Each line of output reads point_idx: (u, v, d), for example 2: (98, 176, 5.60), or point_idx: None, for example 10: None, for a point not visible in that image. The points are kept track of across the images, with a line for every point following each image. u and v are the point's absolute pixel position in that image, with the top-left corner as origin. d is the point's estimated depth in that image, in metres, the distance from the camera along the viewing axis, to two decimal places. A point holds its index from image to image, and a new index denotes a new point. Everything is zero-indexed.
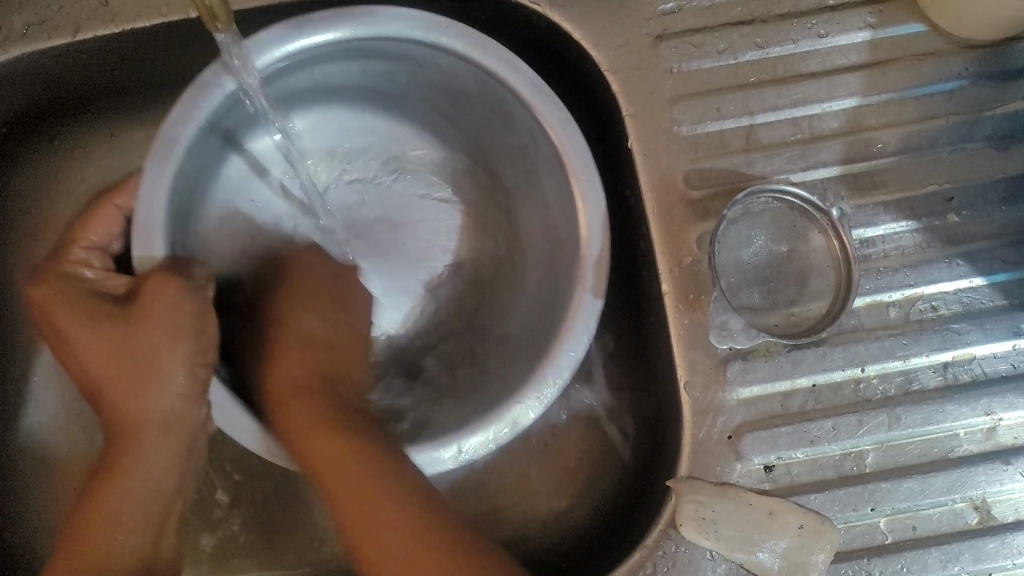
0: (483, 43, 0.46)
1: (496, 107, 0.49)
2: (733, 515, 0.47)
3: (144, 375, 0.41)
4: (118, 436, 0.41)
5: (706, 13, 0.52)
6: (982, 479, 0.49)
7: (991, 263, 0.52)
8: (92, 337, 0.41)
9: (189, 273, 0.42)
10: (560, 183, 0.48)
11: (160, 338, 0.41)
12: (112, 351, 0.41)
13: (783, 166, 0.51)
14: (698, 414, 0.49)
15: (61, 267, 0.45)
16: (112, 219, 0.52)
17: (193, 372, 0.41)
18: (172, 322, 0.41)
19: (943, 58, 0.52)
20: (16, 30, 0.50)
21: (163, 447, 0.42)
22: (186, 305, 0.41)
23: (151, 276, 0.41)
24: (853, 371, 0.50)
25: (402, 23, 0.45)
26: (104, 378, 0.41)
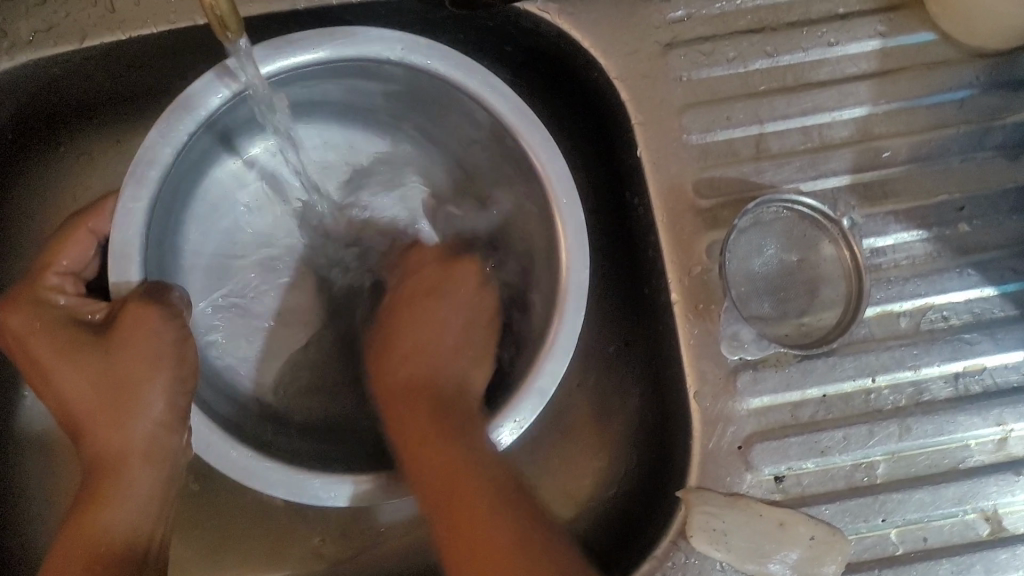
0: (469, 67, 0.46)
1: (485, 128, 0.49)
2: (744, 526, 0.47)
3: (125, 402, 0.42)
4: (101, 468, 0.43)
5: (716, 20, 0.52)
6: (993, 490, 0.49)
7: (1002, 273, 0.51)
8: (71, 370, 0.42)
9: (165, 300, 0.43)
10: (542, 206, 0.48)
11: (140, 368, 0.42)
12: (94, 383, 0.42)
13: (793, 175, 0.51)
14: (708, 424, 0.48)
15: (35, 293, 0.45)
16: (84, 243, 0.48)
17: (172, 401, 0.43)
18: (150, 352, 0.42)
19: (954, 67, 0.52)
20: (22, 36, 0.50)
21: (147, 475, 0.43)
22: (163, 335, 0.43)
23: (129, 307, 0.42)
24: (864, 381, 0.49)
25: (381, 42, 0.45)
26: (85, 411, 0.42)
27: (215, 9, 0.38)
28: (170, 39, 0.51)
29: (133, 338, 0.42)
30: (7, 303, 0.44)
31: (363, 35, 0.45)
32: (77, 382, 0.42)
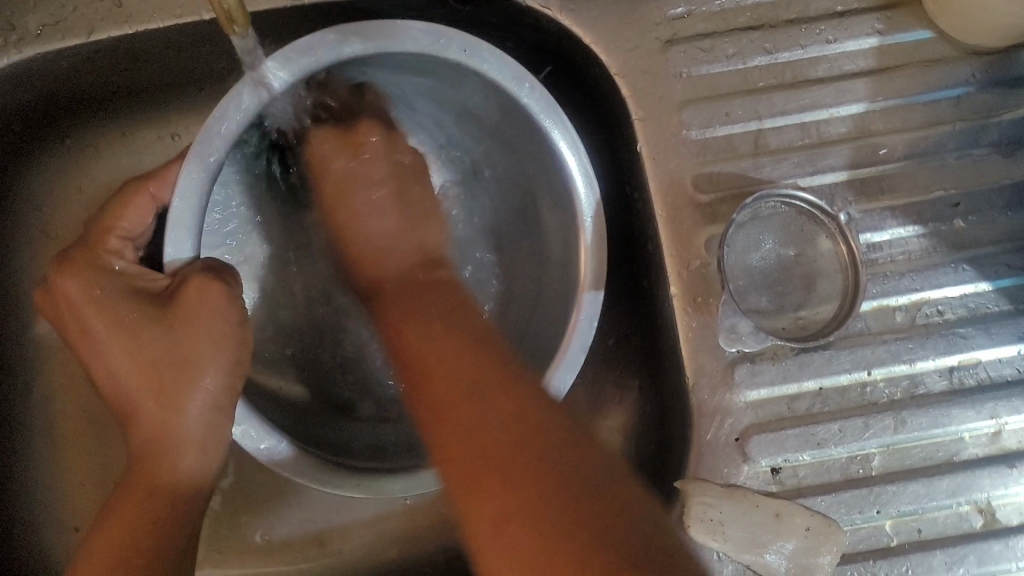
0: (522, 77, 0.46)
1: (523, 128, 0.49)
2: (741, 516, 0.47)
3: (182, 379, 0.43)
4: (150, 447, 0.43)
5: (715, 17, 0.52)
6: (986, 483, 0.50)
7: (997, 268, 0.52)
8: (127, 344, 0.43)
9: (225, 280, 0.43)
10: (562, 203, 0.49)
11: (201, 346, 0.43)
12: (150, 357, 0.42)
13: (791, 171, 0.52)
14: (706, 416, 0.49)
15: (93, 256, 0.45)
16: (145, 206, 0.47)
17: (227, 382, 0.44)
18: (211, 330, 0.43)
19: (950, 64, 0.53)
20: (31, 30, 0.50)
21: (193, 457, 0.44)
22: (226, 313, 0.43)
23: (190, 282, 0.42)
24: (859, 374, 0.50)
25: (436, 41, 0.44)
26: (140, 385, 0.43)
27: (222, 4, 0.38)
28: (179, 33, 0.52)
29: (196, 315, 0.42)
30: (65, 266, 0.44)
31: (410, 35, 0.44)
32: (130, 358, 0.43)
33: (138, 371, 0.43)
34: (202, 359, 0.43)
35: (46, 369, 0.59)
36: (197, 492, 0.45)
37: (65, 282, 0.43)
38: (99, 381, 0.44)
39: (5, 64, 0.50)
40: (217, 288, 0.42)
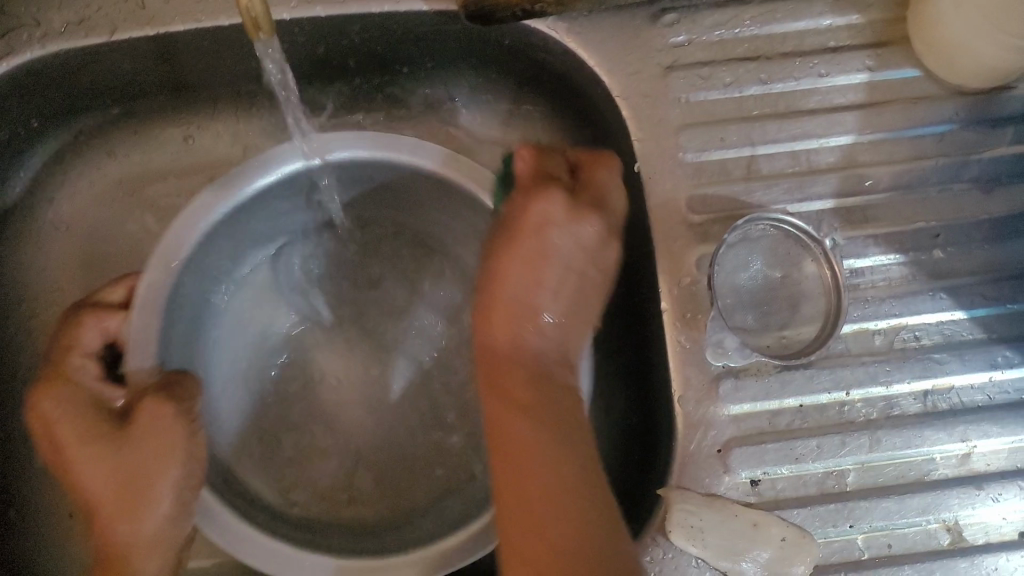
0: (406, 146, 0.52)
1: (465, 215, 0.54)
2: (721, 525, 0.49)
3: (138, 493, 0.45)
4: (106, 561, 0.45)
5: (714, 47, 0.55)
6: (954, 502, 0.52)
7: (972, 298, 0.54)
8: (94, 464, 0.45)
9: (177, 390, 0.47)
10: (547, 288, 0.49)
11: (151, 460, 0.45)
12: (115, 474, 0.45)
13: (780, 197, 0.54)
14: (690, 427, 0.51)
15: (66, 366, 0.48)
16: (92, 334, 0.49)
17: (177, 496, 0.45)
18: (162, 447, 0.45)
19: (935, 102, 0.55)
20: (55, 27, 0.52)
21: (149, 572, 0.46)
22: (175, 428, 0.46)
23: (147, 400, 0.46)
24: (838, 394, 0.52)
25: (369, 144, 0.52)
26: (105, 501, 0.45)
27: (251, 12, 0.41)
28: (200, 37, 0.54)
29: (149, 438, 0.45)
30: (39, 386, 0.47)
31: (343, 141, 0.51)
32: (105, 472, 0.45)
33: (157, 489, 0.45)
34: (159, 477, 0.45)
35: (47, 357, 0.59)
36: None
37: (45, 404, 0.47)
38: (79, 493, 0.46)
39: (28, 58, 0.52)
40: (168, 404, 0.46)
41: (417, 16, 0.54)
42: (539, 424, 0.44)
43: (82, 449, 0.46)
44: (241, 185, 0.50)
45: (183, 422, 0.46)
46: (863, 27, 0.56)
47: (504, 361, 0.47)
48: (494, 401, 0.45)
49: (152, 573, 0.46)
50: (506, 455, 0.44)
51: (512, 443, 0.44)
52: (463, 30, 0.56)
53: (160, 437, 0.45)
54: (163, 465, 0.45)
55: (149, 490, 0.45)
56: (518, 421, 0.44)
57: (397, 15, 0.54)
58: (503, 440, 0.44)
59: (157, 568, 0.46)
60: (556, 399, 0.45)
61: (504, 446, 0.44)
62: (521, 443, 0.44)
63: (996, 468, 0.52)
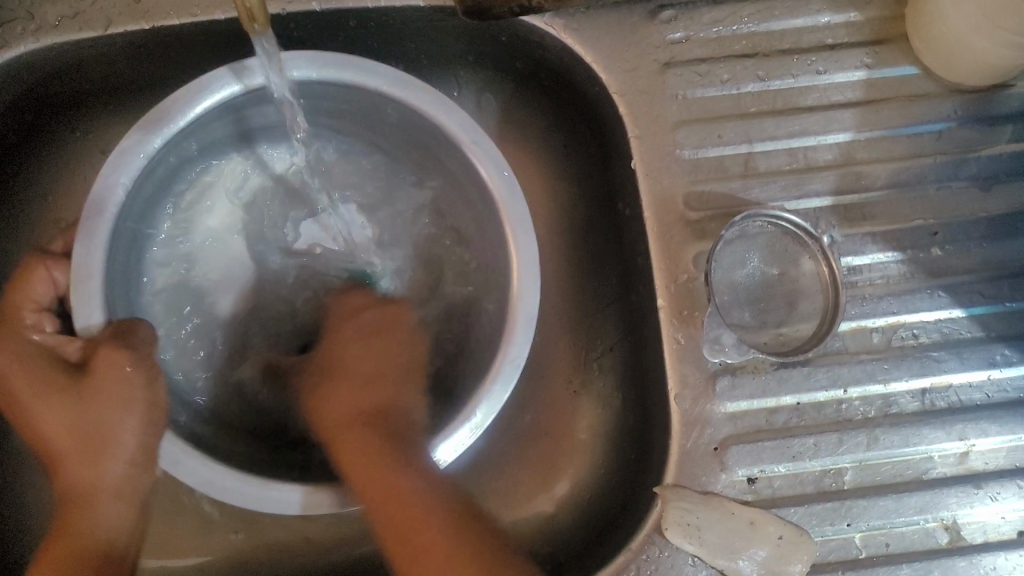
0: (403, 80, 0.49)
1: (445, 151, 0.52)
2: (717, 523, 0.49)
3: (100, 444, 0.44)
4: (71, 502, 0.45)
5: (712, 44, 0.55)
6: (953, 501, 0.51)
7: (970, 296, 0.54)
8: (53, 411, 0.44)
9: (132, 338, 0.45)
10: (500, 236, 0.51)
11: (108, 410, 0.44)
12: (72, 424, 0.44)
13: (778, 194, 0.54)
14: (687, 424, 0.51)
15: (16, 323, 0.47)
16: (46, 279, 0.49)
17: (142, 442, 0.45)
18: (116, 396, 0.44)
19: (933, 100, 0.55)
20: (49, 20, 0.52)
21: (112, 510, 0.45)
22: (132, 375, 0.44)
23: (100, 347, 0.44)
24: (836, 392, 0.52)
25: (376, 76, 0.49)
26: (65, 446, 0.44)
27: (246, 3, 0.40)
28: (196, 32, 0.54)
29: (104, 387, 0.44)
30: None
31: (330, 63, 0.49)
32: (57, 418, 0.44)
33: (120, 436, 0.44)
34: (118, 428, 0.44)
35: None
36: (111, 548, 0.45)
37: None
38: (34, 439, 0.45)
39: (21, 51, 0.52)
40: (123, 351, 0.44)
41: (414, 12, 0.54)
42: (369, 461, 0.44)
43: (31, 396, 0.44)
44: (175, 120, 0.47)
45: (139, 368, 0.45)
46: (861, 24, 0.56)
47: (334, 404, 0.48)
48: (344, 386, 0.48)
49: (113, 518, 0.45)
50: (355, 465, 0.44)
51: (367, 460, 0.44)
52: (459, 26, 0.56)
53: (107, 393, 0.44)
54: (119, 417, 0.44)
55: (100, 442, 0.44)
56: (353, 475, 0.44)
57: (393, 10, 0.54)
58: (359, 453, 0.45)
59: (118, 515, 0.45)
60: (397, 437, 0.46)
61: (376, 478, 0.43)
62: (361, 468, 0.44)
63: (993, 467, 0.52)
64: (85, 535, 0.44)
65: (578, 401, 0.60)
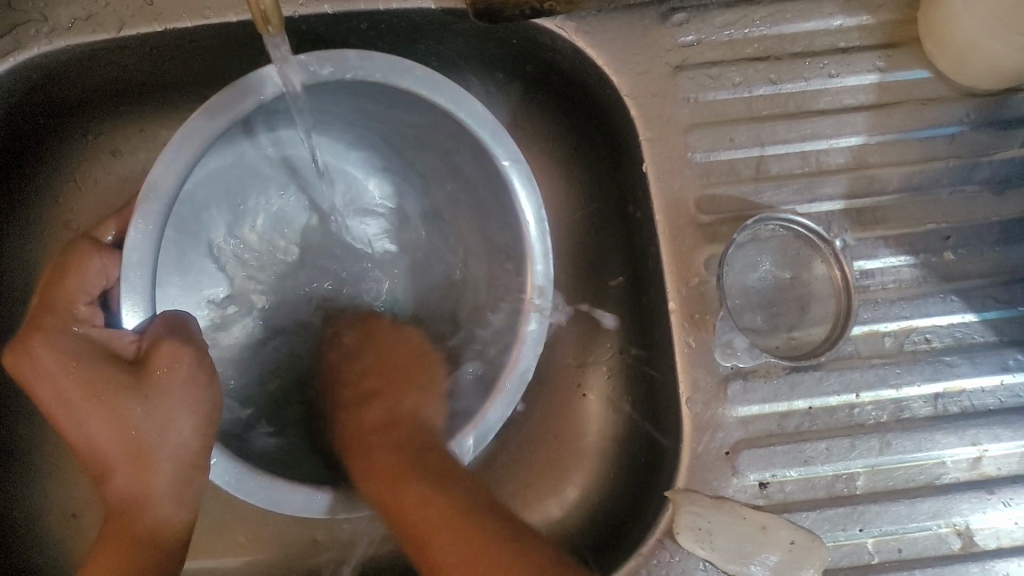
0: (444, 87, 0.48)
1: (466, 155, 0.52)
2: (728, 527, 0.49)
3: (156, 436, 0.45)
4: (131, 504, 0.46)
5: (723, 46, 0.55)
6: (965, 507, 0.51)
7: (983, 301, 0.54)
8: (104, 408, 0.44)
9: (188, 338, 0.46)
10: (512, 235, 0.52)
11: (172, 406, 0.45)
12: (125, 415, 0.45)
13: (790, 197, 0.54)
14: (698, 428, 0.51)
15: (60, 310, 0.45)
16: (97, 270, 0.47)
17: (200, 436, 0.46)
18: (180, 395, 0.45)
19: (946, 104, 0.55)
20: (62, 23, 0.52)
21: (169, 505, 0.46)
22: (196, 375, 0.46)
23: (160, 345, 0.44)
24: (848, 396, 0.52)
25: (418, 81, 0.47)
26: (115, 445, 0.45)
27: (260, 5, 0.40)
28: (208, 33, 0.54)
29: (168, 382, 0.45)
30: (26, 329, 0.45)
31: (371, 62, 0.46)
32: (110, 427, 0.45)
33: (177, 427, 0.46)
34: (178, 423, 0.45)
35: None
36: (170, 532, 0.47)
37: (36, 347, 0.44)
38: (81, 435, 0.45)
39: (35, 54, 0.52)
40: (185, 349, 0.45)
41: (425, 15, 0.54)
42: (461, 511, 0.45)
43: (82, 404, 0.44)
44: (234, 106, 0.45)
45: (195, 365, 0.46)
46: (873, 27, 0.56)
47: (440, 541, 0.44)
48: (386, 450, 0.50)
49: (169, 511, 0.46)
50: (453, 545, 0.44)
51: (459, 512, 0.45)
52: (469, 28, 0.56)
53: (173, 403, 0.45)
54: (181, 414, 0.46)
55: (154, 436, 0.45)
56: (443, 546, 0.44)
57: (404, 12, 0.54)
58: (436, 523, 0.45)
59: (173, 508, 0.47)
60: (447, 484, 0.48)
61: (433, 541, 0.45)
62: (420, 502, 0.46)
63: (1007, 472, 0.52)
64: (154, 520, 0.46)
65: (588, 404, 0.60)
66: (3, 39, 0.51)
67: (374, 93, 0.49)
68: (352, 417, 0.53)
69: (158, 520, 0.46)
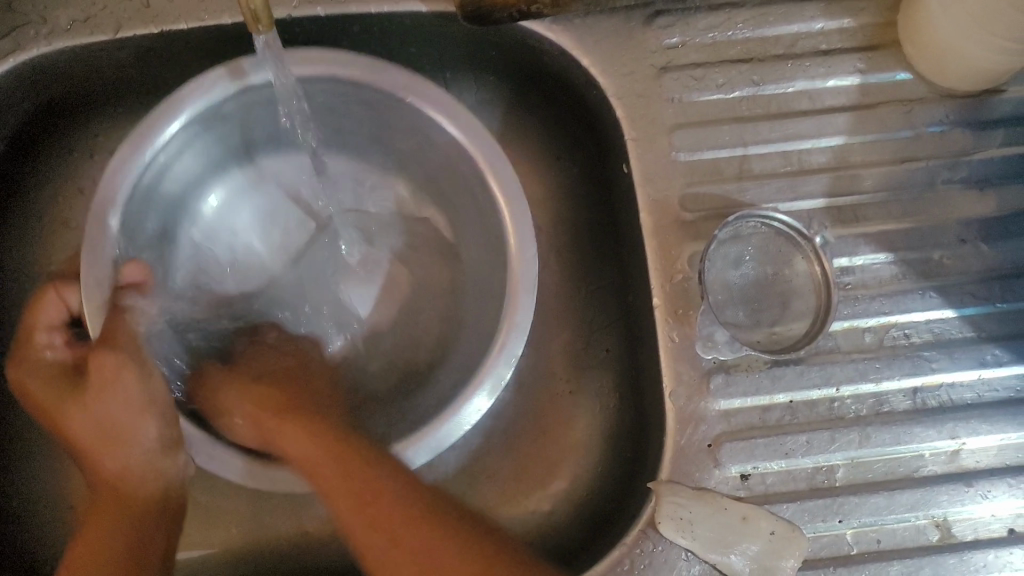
0: (415, 86, 0.52)
1: (448, 153, 0.55)
2: (711, 518, 0.50)
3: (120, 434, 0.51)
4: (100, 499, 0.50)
5: (707, 49, 0.56)
6: (943, 499, 0.52)
7: (961, 297, 0.55)
8: (80, 413, 0.50)
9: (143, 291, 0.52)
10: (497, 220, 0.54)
11: (113, 402, 0.51)
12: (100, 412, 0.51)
13: (772, 196, 0.55)
14: (682, 421, 0.52)
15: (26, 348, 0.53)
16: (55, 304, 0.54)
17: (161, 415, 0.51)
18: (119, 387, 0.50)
19: (926, 105, 0.56)
20: (61, 24, 0.53)
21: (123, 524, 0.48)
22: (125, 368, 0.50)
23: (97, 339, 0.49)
24: (828, 390, 0.53)
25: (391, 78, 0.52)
26: (92, 444, 0.51)
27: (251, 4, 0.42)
28: (204, 36, 0.55)
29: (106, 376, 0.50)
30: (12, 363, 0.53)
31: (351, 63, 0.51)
32: (92, 421, 0.51)
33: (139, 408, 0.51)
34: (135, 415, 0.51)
35: None
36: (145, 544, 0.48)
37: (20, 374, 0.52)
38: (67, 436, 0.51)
39: (34, 54, 0.53)
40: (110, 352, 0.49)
41: (417, 18, 0.56)
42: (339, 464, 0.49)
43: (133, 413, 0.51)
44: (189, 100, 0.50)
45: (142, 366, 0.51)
46: (855, 30, 0.57)
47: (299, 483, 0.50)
48: (308, 442, 0.50)
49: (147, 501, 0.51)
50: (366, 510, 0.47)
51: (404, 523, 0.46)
52: (458, 31, 0.57)
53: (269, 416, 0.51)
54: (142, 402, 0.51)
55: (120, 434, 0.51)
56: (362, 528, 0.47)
57: (396, 16, 0.55)
58: (388, 511, 0.46)
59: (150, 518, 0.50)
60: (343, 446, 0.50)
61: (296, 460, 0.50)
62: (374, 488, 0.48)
63: (984, 465, 0.53)
64: (115, 533, 0.48)
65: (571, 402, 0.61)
66: (4, 39, 0.53)
67: (350, 92, 0.54)
68: (243, 434, 0.52)
69: (121, 530, 0.48)
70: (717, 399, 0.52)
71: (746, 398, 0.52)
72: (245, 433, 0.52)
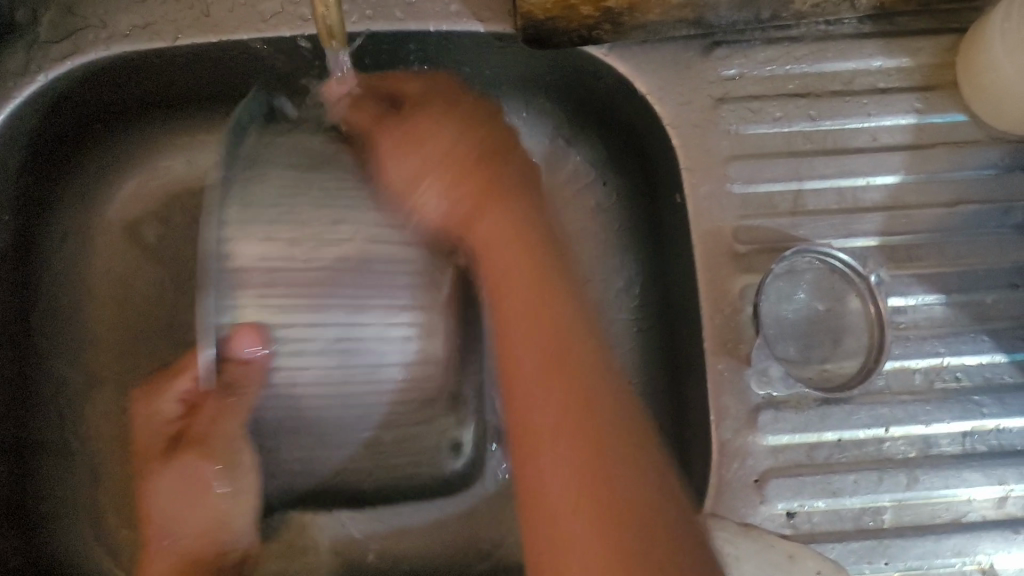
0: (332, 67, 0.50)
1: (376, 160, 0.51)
2: (755, 554, 0.48)
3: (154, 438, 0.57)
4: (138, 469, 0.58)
5: (765, 82, 0.56)
6: (989, 546, 0.51)
7: (1014, 342, 0.54)
8: (141, 408, 0.57)
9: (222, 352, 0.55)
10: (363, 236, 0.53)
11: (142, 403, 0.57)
12: (149, 421, 0.57)
13: (826, 232, 0.54)
14: (728, 455, 0.51)
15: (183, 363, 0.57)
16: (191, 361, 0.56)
17: (156, 408, 0.57)
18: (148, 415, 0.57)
19: (981, 147, 0.56)
20: (121, 29, 0.53)
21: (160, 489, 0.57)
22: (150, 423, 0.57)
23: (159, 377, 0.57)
24: (877, 430, 0.52)
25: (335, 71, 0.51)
26: (138, 427, 0.58)
27: (326, 19, 0.42)
28: (259, 47, 0.55)
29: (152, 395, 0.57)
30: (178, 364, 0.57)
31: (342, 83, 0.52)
32: (150, 421, 0.57)
33: (162, 423, 0.57)
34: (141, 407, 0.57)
35: (79, 371, 0.59)
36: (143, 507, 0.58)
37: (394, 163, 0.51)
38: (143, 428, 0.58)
39: (92, 59, 0.53)
40: (150, 424, 0.57)
41: (478, 39, 0.55)
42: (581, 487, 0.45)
43: (402, 129, 0.51)
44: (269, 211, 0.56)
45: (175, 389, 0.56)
46: (912, 70, 0.57)
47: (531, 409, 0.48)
48: (508, 246, 0.51)
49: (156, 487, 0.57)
50: (569, 503, 0.44)
51: (573, 403, 0.47)
52: (516, 52, 0.57)
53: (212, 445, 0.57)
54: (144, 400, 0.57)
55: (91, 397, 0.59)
56: (551, 482, 0.45)
57: (456, 34, 0.55)
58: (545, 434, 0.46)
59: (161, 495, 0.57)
60: (615, 445, 0.45)
61: (152, 499, 0.57)
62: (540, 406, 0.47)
63: None
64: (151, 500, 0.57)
65: None
66: (62, 44, 0.53)
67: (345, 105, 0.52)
68: (423, 202, 0.52)
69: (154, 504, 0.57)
70: (760, 428, 0.51)
71: (793, 434, 0.52)
72: (450, 208, 0.52)
